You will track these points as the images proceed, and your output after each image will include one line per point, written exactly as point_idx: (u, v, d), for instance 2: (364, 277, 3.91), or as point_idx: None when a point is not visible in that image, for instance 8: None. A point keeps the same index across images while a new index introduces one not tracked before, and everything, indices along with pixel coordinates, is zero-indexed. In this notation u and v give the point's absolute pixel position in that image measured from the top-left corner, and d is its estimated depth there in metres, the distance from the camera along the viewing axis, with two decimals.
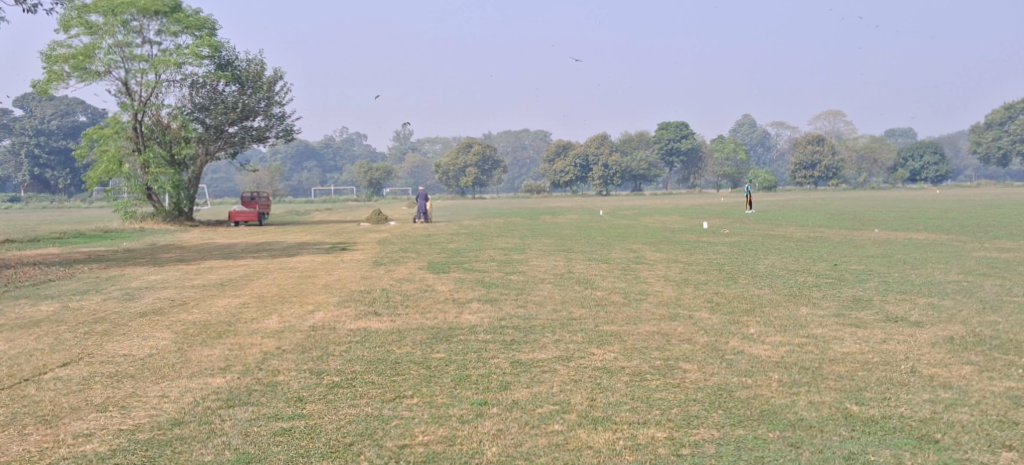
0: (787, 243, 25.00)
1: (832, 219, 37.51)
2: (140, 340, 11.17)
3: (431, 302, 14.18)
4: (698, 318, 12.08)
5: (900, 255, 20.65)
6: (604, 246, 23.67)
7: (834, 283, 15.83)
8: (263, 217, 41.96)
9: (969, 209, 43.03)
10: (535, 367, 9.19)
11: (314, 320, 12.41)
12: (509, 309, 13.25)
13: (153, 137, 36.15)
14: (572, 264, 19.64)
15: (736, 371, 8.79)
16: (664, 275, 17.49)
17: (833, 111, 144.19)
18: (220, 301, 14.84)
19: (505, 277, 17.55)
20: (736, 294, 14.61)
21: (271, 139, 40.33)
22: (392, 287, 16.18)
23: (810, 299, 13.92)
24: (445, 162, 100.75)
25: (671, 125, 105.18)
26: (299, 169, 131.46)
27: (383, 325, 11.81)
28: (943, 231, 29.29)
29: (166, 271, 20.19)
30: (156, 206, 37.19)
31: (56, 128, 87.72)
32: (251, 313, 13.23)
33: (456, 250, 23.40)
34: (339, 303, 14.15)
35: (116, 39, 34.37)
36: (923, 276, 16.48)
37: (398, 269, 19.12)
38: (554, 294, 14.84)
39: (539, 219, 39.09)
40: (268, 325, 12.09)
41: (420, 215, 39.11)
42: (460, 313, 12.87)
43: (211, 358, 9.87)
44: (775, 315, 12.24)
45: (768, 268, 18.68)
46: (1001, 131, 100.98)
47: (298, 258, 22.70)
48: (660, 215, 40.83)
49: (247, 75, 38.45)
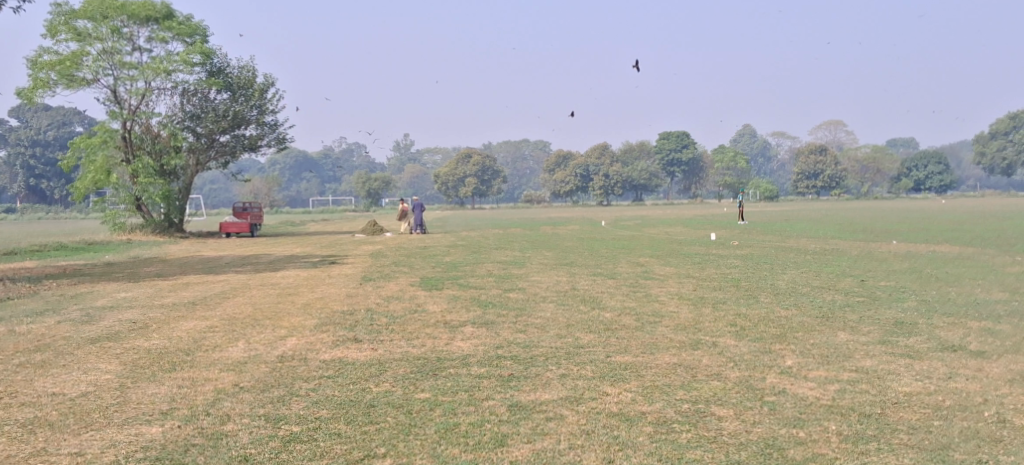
0: (803, 257, 23.39)
1: (844, 231, 35.89)
2: (78, 372, 9.53)
3: (419, 325, 12.59)
4: (724, 346, 10.50)
5: (929, 271, 19.12)
6: (609, 260, 22.10)
7: (867, 304, 14.31)
8: (254, 228, 40.27)
9: (981, 220, 41.65)
10: (537, 412, 7.66)
11: (283, 349, 10.79)
12: (507, 335, 11.68)
13: (142, 146, 34.59)
14: (576, 280, 18.11)
15: (783, 421, 7.33)
16: (677, 293, 15.94)
17: (833, 121, 142.97)
18: (185, 323, 13.20)
19: (503, 295, 15.99)
20: (761, 316, 13.04)
21: (263, 149, 38.81)
22: (378, 307, 14.60)
23: (846, 322, 12.37)
24: (445, 173, 99.21)
25: (673, 134, 103.57)
26: (297, 179, 130.15)
27: (361, 356, 10.21)
28: (963, 243, 27.79)
29: (136, 288, 18.52)
30: (145, 217, 35.62)
31: (52, 139, 85.80)
32: (215, 339, 11.57)
33: (452, 264, 21.83)
34: (316, 327, 12.55)
35: (105, 46, 32.84)
36: (964, 295, 15.03)
37: (388, 286, 17.55)
38: (558, 316, 13.30)
39: (539, 230, 37.66)
40: (230, 354, 10.47)
41: (416, 226, 37.63)
42: (450, 340, 11.30)
43: (154, 398, 8.28)
44: (811, 343, 10.67)
45: (789, 285, 17.13)
46: (1006, 141, 99.31)
47: (281, 272, 21.07)
48: (663, 227, 39.22)
49: (239, 82, 37.00)
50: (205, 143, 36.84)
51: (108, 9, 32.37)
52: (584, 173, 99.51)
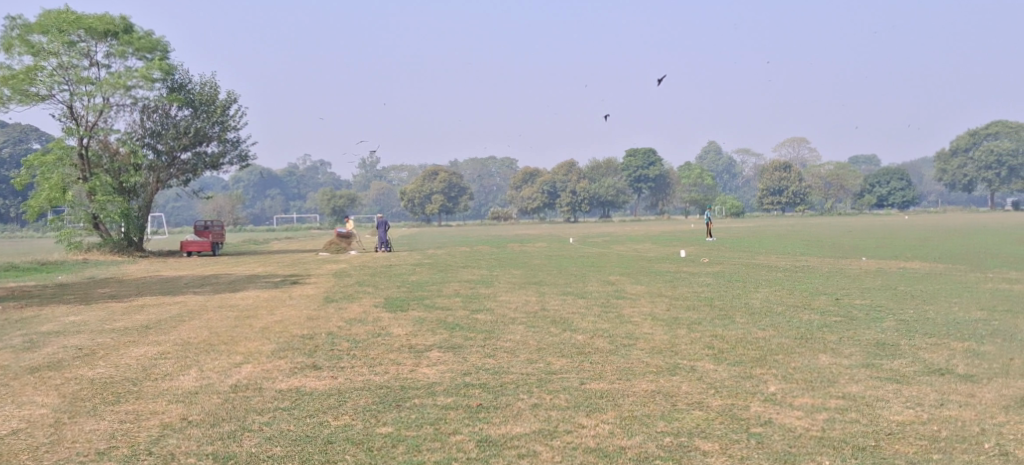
0: (775, 275, 23.04)
1: (813, 248, 35.66)
2: (12, 406, 8.85)
3: (382, 350, 11.98)
4: (702, 372, 10.02)
5: (903, 289, 18.81)
6: (579, 278, 21.60)
7: (845, 324, 13.90)
8: (216, 247, 39.38)
9: (947, 235, 41.75)
10: (507, 449, 7.39)
11: (237, 377, 10.16)
12: (475, 360, 11.12)
13: (100, 164, 33.70)
14: (546, 299, 17.60)
15: (773, 456, 7.19)
16: (651, 313, 15.48)
17: (797, 139, 144.14)
18: (135, 349, 12.50)
19: (470, 316, 15.41)
20: (738, 337, 12.58)
21: (224, 166, 38.00)
22: (340, 331, 13.96)
23: (825, 344, 11.95)
24: (411, 190, 98.73)
25: (641, 151, 104.58)
26: (261, 197, 128.60)
27: (320, 385, 9.62)
28: (934, 259, 27.59)
29: (86, 312, 17.71)
30: (102, 236, 34.65)
31: (7, 156, 84.12)
32: (165, 367, 10.89)
33: (418, 283, 21.20)
34: (274, 353, 11.91)
35: (60, 60, 31.92)
36: (942, 314, 14.71)
37: (351, 308, 16.89)
38: (528, 339, 12.76)
39: (508, 247, 37.18)
40: (180, 383, 9.82)
41: (380, 244, 36.91)
42: (416, 366, 10.71)
43: (93, 436, 7.73)
44: (793, 367, 10.22)
45: (763, 304, 16.69)
46: (967, 158, 100.45)
47: (240, 293, 20.33)
48: (632, 244, 38.85)
49: (200, 99, 36.22)
50: (166, 161, 35.96)
51: (64, 23, 31.52)
52: (550, 190, 99.48)
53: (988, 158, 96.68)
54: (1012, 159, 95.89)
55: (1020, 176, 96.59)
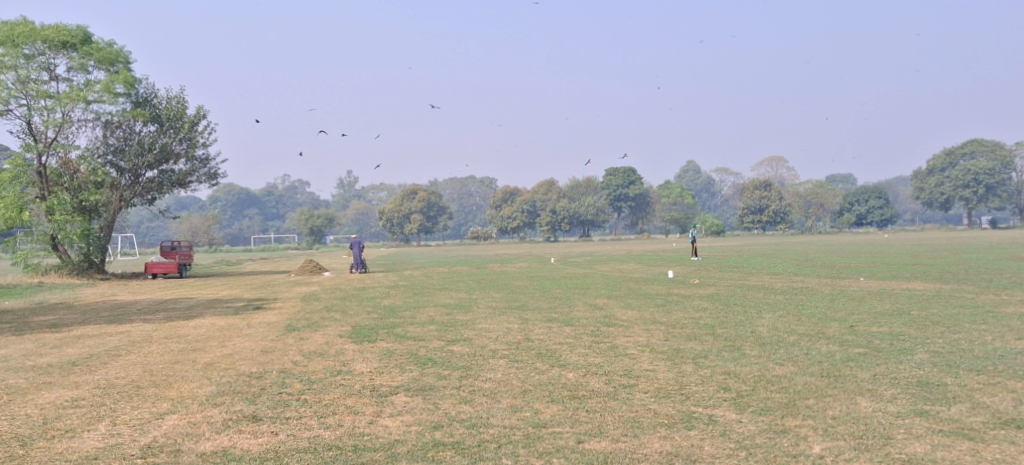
0: (774, 297, 21.29)
1: (803, 267, 33.90)
2: None
3: (338, 394, 10.12)
4: (723, 424, 8.33)
5: (920, 313, 17.03)
6: (564, 302, 19.77)
7: (873, 357, 12.13)
8: (184, 268, 37.04)
9: (937, 254, 40.11)
10: None
11: (154, 434, 8.34)
12: (448, 407, 9.29)
13: (60, 182, 31.51)
14: (528, 327, 15.76)
15: None
16: (648, 344, 13.66)
17: (775, 158, 143.26)
18: (49, 394, 10.56)
19: (445, 348, 13.57)
20: (756, 376, 10.82)
21: (192, 184, 35.94)
22: (295, 368, 12.06)
23: (860, 384, 10.19)
24: (389, 209, 96.34)
25: (620, 171, 102.95)
26: (240, 216, 125.60)
27: (255, 445, 8.03)
28: (936, 280, 26.03)
29: (15, 345, 15.60)
30: (61, 257, 32.32)
31: None
32: (74, 419, 9.01)
33: (389, 309, 19.34)
34: (209, 398, 10.04)
35: (16, 75, 29.83)
36: (978, 345, 12.96)
37: (313, 338, 14.99)
38: (511, 378, 10.93)
39: (486, 267, 35.39)
40: (81, 445, 8.12)
41: (357, 264, 34.85)
42: (375, 417, 8.84)
43: None
44: (832, 417, 8.49)
45: (771, 332, 14.93)
46: (943, 176, 99.19)
47: (193, 322, 18.27)
48: (617, 263, 36.89)
49: (167, 114, 34.27)
50: (130, 179, 33.83)
51: (18, 36, 29.47)
52: (531, 209, 98.04)
53: (965, 177, 95.58)
54: (989, 178, 94.75)
55: (997, 194, 95.51)
